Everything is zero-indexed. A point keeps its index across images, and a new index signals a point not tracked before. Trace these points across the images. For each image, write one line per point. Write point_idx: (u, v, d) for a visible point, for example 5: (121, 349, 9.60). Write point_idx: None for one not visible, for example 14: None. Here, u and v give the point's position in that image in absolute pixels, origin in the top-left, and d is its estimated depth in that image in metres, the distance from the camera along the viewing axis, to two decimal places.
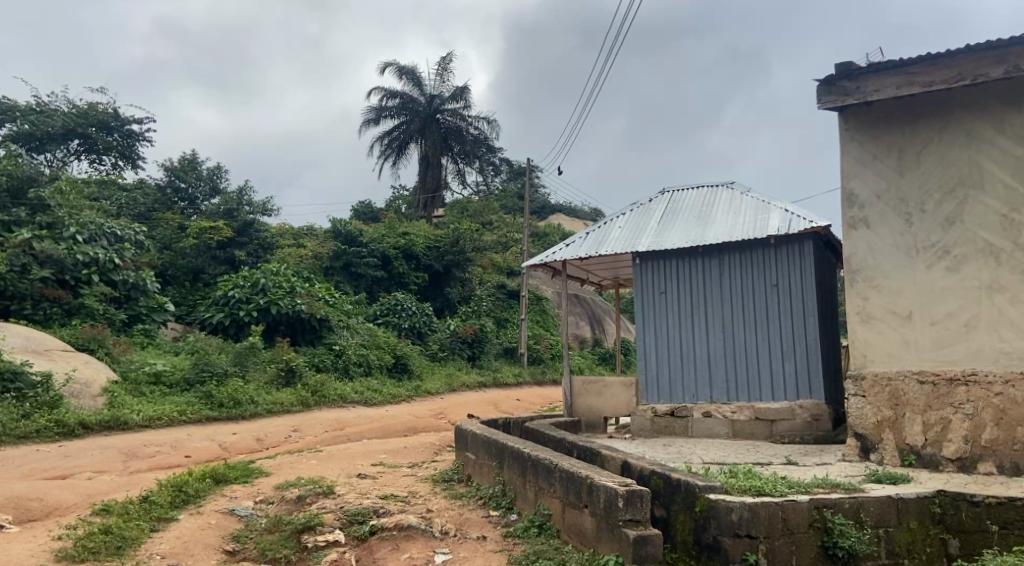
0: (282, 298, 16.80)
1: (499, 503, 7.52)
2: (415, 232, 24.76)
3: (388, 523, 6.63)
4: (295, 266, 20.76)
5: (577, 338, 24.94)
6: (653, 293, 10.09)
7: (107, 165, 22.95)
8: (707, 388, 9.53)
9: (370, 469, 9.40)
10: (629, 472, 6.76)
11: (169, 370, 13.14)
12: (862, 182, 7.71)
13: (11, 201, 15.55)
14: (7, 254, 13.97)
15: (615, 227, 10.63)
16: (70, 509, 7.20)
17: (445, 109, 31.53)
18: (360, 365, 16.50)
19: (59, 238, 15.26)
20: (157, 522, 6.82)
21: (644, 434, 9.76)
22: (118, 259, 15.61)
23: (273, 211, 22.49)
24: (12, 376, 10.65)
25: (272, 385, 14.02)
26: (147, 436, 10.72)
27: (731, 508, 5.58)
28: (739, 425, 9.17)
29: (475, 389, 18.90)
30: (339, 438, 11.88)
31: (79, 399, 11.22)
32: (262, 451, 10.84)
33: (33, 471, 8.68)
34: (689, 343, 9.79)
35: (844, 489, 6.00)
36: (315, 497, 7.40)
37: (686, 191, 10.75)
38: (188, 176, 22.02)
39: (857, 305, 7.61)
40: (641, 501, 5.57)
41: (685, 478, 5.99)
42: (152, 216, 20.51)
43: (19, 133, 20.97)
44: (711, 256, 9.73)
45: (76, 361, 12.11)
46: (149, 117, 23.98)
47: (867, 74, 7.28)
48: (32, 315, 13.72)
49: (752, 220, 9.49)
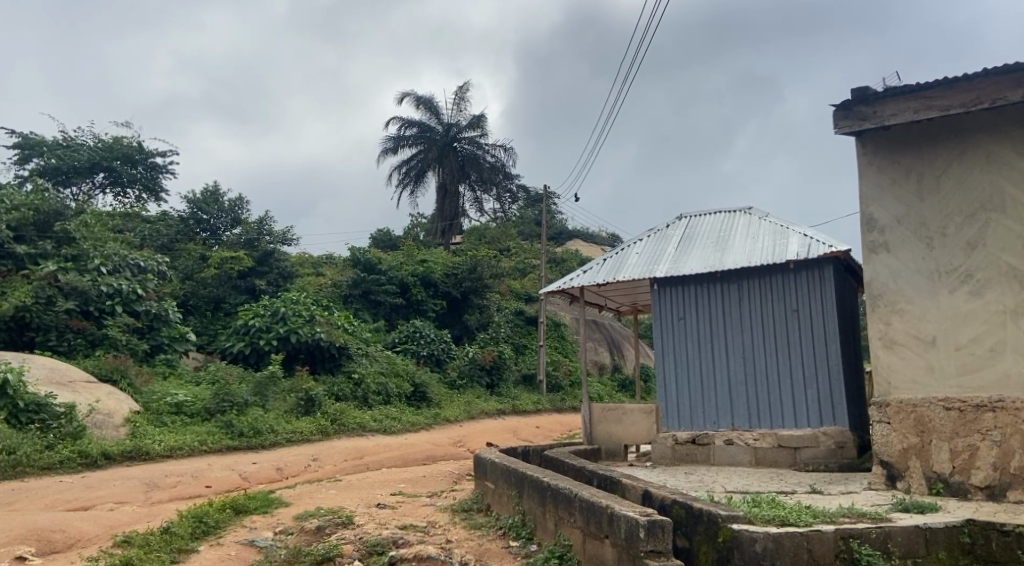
0: (302, 326, 16.91)
1: (519, 533, 7.46)
2: (433, 259, 24.95)
3: (407, 554, 6.55)
4: (314, 294, 21.00)
5: (596, 364, 24.86)
6: (672, 319, 10.03)
7: (130, 197, 23.32)
8: (729, 414, 9.44)
9: (389, 499, 9.35)
10: (650, 501, 6.70)
11: (190, 401, 13.19)
12: (881, 206, 7.66)
13: (37, 234, 15.92)
14: (32, 287, 14.24)
15: (633, 253, 10.60)
16: (91, 541, 7.23)
17: (462, 137, 31.97)
18: (379, 393, 16.54)
19: (83, 270, 15.54)
20: (178, 553, 6.81)
21: (664, 462, 9.68)
22: (141, 290, 15.80)
23: (294, 239, 22.74)
24: (37, 407, 10.81)
25: (292, 413, 14.08)
26: (168, 466, 10.77)
27: (755, 538, 5.47)
28: (762, 452, 9.05)
29: (495, 416, 18.83)
30: (359, 467, 11.91)
31: (102, 430, 11.34)
32: (281, 480, 10.85)
33: (57, 503, 8.75)
34: (710, 369, 9.71)
35: (870, 519, 5.88)
36: (334, 528, 7.38)
37: (703, 217, 10.73)
38: (210, 208, 22.32)
39: (880, 331, 7.52)
40: (662, 532, 5.49)
41: (708, 508, 5.91)
42: (175, 247, 20.81)
43: (46, 167, 21.63)
44: (731, 281, 9.67)
45: (99, 392, 12.23)
46: (173, 150, 24.38)
47: (884, 98, 7.27)
48: (57, 346, 13.95)
49: (771, 245, 9.46)
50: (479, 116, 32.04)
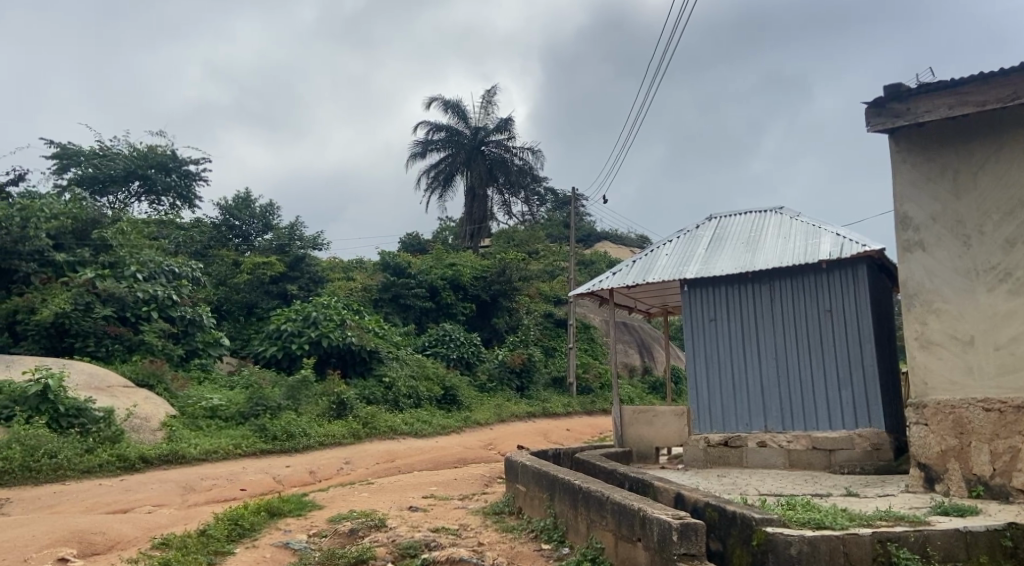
0: (333, 330, 17.10)
1: (551, 536, 7.47)
2: (462, 262, 25.05)
3: (440, 557, 6.62)
4: (344, 299, 21.19)
5: (627, 367, 24.75)
6: (703, 321, 9.94)
7: (165, 205, 23.74)
8: (762, 416, 9.33)
9: (421, 502, 9.40)
10: (683, 504, 6.67)
11: (225, 405, 13.40)
12: (916, 205, 7.54)
13: (75, 242, 16.32)
14: (71, 294, 14.56)
15: (662, 254, 10.54)
16: (131, 543, 7.38)
17: (490, 141, 32.06)
18: (409, 397, 16.68)
19: (120, 277, 15.87)
20: (214, 555, 6.93)
21: (697, 464, 9.61)
22: (175, 296, 16.11)
23: (324, 245, 23.01)
24: (77, 412, 11.09)
25: (325, 417, 14.23)
26: (204, 470, 10.94)
27: (790, 542, 5.41)
28: (796, 455, 8.95)
29: (525, 419, 18.83)
30: (392, 470, 12.00)
31: (140, 434, 11.56)
32: (315, 484, 10.97)
33: (97, 505, 8.96)
34: (742, 370, 9.60)
35: (908, 522, 5.78)
36: (367, 530, 7.46)
37: (734, 217, 10.63)
38: (243, 214, 22.71)
39: (916, 331, 7.41)
40: (696, 534, 5.48)
41: (741, 511, 5.86)
42: (209, 253, 21.14)
43: (84, 177, 22.18)
44: (762, 282, 9.57)
45: (136, 397, 12.49)
46: (206, 158, 24.82)
47: (916, 95, 7.17)
48: (95, 352, 14.24)
49: (803, 244, 9.34)
50: (507, 120, 32.11)
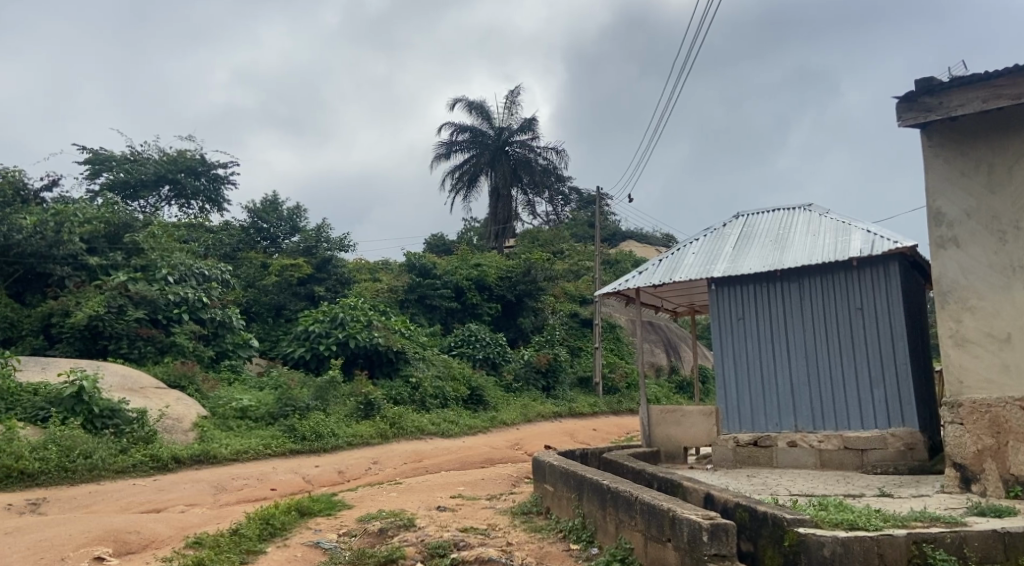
0: (360, 331, 17.23)
1: (580, 537, 7.45)
2: (487, 262, 25.08)
3: (469, 557, 6.63)
4: (371, 300, 21.34)
5: (653, 366, 24.61)
6: (731, 320, 9.86)
7: (195, 209, 24.07)
8: (792, 416, 9.22)
9: (448, 502, 9.43)
10: (713, 505, 6.61)
11: (255, 405, 13.56)
12: (949, 200, 7.38)
13: (108, 245, 16.64)
14: (105, 297, 14.82)
15: (688, 253, 10.46)
16: (165, 542, 7.50)
17: (514, 141, 32.09)
18: (436, 397, 16.74)
19: (152, 280, 16.15)
20: (247, 554, 7.01)
21: (726, 464, 9.53)
22: (206, 298, 16.34)
23: (351, 246, 23.18)
24: (111, 413, 11.29)
25: (352, 417, 14.34)
26: (235, 469, 11.08)
27: (823, 542, 5.34)
28: (827, 455, 8.83)
29: (551, 419, 18.81)
30: (419, 470, 12.05)
31: (172, 434, 11.74)
32: (343, 484, 11.05)
33: (132, 505, 9.11)
34: (771, 370, 9.51)
35: (944, 523, 5.68)
36: (396, 530, 7.50)
37: (762, 215, 10.52)
38: (270, 217, 22.96)
39: (950, 328, 7.25)
40: (727, 535, 5.44)
41: (773, 512, 5.80)
42: (237, 256, 21.40)
43: (115, 182, 22.58)
44: (791, 280, 9.47)
45: (168, 398, 12.69)
46: (234, 162, 25.14)
47: (949, 89, 7.04)
48: (128, 354, 14.48)
49: (833, 242, 9.22)
50: (530, 120, 32.13)
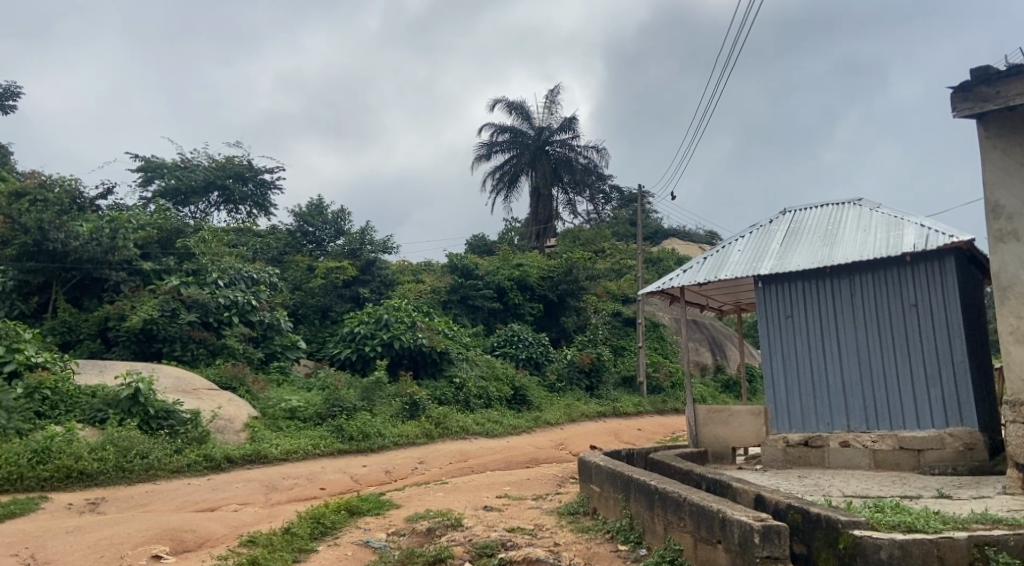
0: (404, 332, 17.40)
1: (628, 538, 7.39)
2: (528, 262, 25.10)
3: (516, 556, 6.65)
4: (415, 301, 21.54)
5: (698, 365, 24.33)
6: (779, 318, 9.68)
7: (243, 214, 24.58)
8: (845, 416, 9.03)
9: (495, 502, 9.46)
10: (764, 506, 6.50)
11: (303, 406, 13.79)
12: (1008, 192, 7.14)
13: (161, 251, 17.07)
14: (159, 301, 15.24)
15: (734, 251, 10.29)
16: (219, 540, 7.67)
17: (554, 141, 32.03)
18: (480, 396, 16.83)
19: (204, 284, 16.56)
20: (299, 553, 7.14)
21: (776, 464, 9.39)
22: (254, 301, 16.68)
23: (394, 248, 23.42)
24: (166, 414, 11.59)
25: (398, 417, 14.48)
26: (285, 469, 11.29)
27: (880, 545, 5.22)
28: (882, 455, 8.63)
29: (595, 419, 18.74)
30: (465, 469, 12.11)
31: (224, 434, 12.02)
32: (390, 483, 11.17)
33: (187, 503, 9.35)
34: (822, 368, 9.31)
35: (1007, 526, 5.49)
36: (443, 530, 7.55)
37: (809, 210, 10.29)
38: (315, 221, 23.32)
39: (1011, 325, 7.02)
40: (779, 537, 5.36)
41: (826, 513, 5.69)
42: (284, 259, 21.78)
43: (167, 189, 23.21)
44: (842, 276, 9.26)
45: (220, 399, 12.99)
46: (280, 167, 25.60)
47: (1007, 77, 6.82)
48: (181, 356, 14.87)
49: (885, 237, 8.98)
50: (571, 118, 32.06)
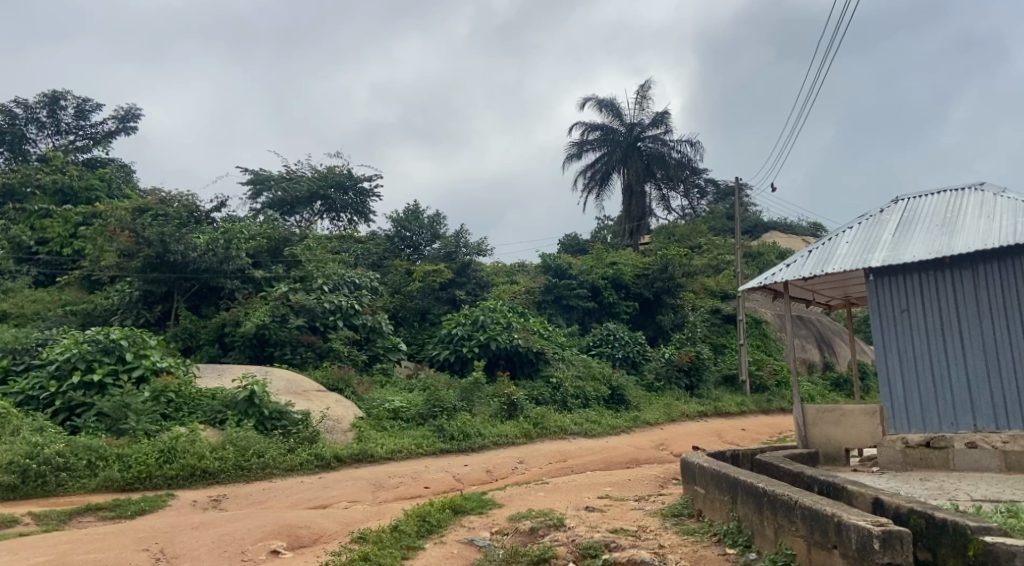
0: (501, 332, 17.56)
1: (736, 541, 7.18)
2: (623, 261, 24.84)
3: (621, 558, 6.60)
4: (510, 302, 21.70)
5: (804, 363, 23.39)
6: (893, 312, 9.15)
7: (344, 221, 25.46)
8: (970, 415, 8.51)
9: (597, 502, 9.41)
10: (883, 510, 6.19)
11: (405, 407, 14.12)
12: None
13: (271, 259, 18.08)
14: (269, 306, 15.98)
15: (842, 243, 9.82)
16: (332, 536, 7.98)
17: (646, 136, 31.58)
18: (578, 396, 16.78)
19: (310, 290, 17.27)
20: (407, 550, 7.34)
21: (895, 467, 8.87)
22: (357, 305, 17.25)
23: (488, 250, 23.68)
24: (279, 415, 12.15)
25: (497, 417, 14.62)
26: (390, 468, 11.62)
27: (1015, 553, 4.85)
28: (1014, 457, 8.11)
29: (696, 419, 18.32)
30: (564, 469, 12.11)
31: (333, 434, 12.48)
32: (492, 482, 11.30)
33: (301, 500, 9.78)
34: (942, 364, 8.78)
35: None
36: (546, 530, 7.57)
37: (924, 198, 9.71)
38: (412, 225, 23.85)
39: None
40: (901, 543, 5.09)
41: (953, 519, 5.36)
42: (384, 263, 22.40)
43: (274, 200, 24.35)
44: (963, 267, 8.69)
45: (328, 400, 13.51)
46: (378, 174, 26.36)
47: None
48: (290, 359, 15.63)
49: (1012, 223, 8.36)
50: (662, 113, 31.54)
